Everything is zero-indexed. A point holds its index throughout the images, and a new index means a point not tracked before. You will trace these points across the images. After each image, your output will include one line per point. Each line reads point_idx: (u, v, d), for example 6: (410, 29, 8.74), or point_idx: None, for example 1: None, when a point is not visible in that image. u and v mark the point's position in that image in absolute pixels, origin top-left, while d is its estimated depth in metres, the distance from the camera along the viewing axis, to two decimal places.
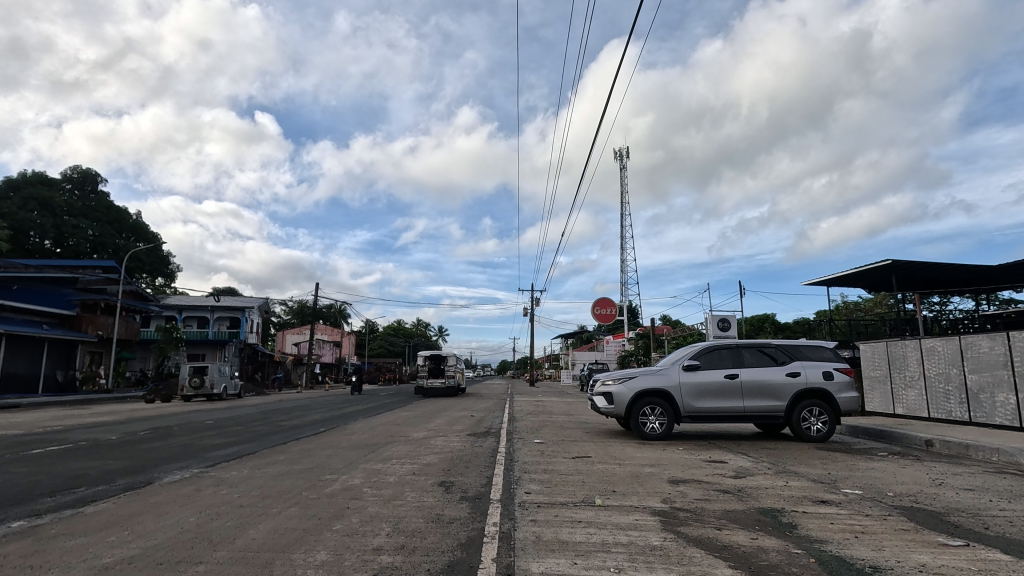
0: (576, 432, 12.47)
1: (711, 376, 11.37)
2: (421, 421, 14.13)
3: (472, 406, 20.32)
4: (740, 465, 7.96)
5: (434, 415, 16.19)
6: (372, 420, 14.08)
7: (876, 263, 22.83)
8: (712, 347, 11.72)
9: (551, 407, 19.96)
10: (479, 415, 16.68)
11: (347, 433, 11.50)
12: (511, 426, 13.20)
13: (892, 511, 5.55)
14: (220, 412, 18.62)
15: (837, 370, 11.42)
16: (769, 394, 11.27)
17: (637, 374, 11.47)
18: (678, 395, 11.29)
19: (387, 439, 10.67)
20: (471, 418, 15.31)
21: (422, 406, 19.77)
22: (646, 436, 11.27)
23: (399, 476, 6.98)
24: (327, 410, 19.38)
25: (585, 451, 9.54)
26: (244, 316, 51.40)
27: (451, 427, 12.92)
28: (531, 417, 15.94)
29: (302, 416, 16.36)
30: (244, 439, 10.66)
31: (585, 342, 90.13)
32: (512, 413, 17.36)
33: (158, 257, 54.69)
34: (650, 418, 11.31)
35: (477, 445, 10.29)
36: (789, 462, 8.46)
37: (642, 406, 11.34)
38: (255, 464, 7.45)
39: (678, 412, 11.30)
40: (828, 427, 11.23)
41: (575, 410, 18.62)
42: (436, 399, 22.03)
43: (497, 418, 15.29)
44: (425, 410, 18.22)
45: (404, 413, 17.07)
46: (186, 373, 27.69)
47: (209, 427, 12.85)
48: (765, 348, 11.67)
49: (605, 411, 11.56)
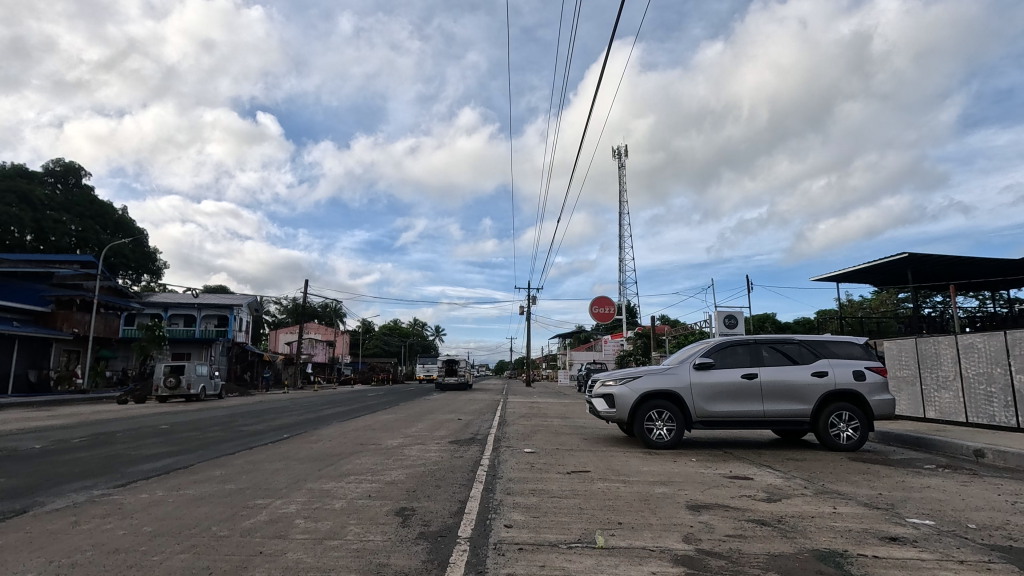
0: (573, 438, 11.05)
1: (725, 377, 10.00)
2: (401, 426, 12.68)
3: (460, 408, 18.83)
4: (770, 485, 6.58)
5: (417, 418, 14.72)
6: (345, 425, 12.61)
7: (892, 257, 21.49)
8: (726, 343, 10.37)
9: (546, 409, 18.48)
10: (467, 418, 15.23)
11: (310, 441, 10.03)
12: (500, 432, 11.78)
13: (991, 556, 4.15)
14: (185, 415, 17.07)
15: (869, 370, 10.04)
16: (791, 397, 9.90)
17: (642, 374, 10.10)
18: (688, 398, 9.90)
19: (352, 449, 9.19)
20: (457, 422, 13.89)
21: (408, 408, 18.34)
22: (653, 445, 9.84)
23: (349, 501, 5.54)
24: (304, 413, 17.89)
25: (583, 463, 8.12)
26: (232, 314, 49.81)
27: (431, 433, 11.46)
28: (524, 421, 14.51)
29: (273, 419, 14.87)
30: (187, 449, 9.18)
31: (583, 342, 88.76)
32: (504, 416, 15.92)
33: (143, 252, 53.15)
34: (656, 423, 9.89)
35: (457, 455, 8.86)
36: (827, 479, 7.07)
37: (648, 410, 9.92)
38: (173, 486, 5.99)
39: (688, 417, 9.90)
40: (860, 435, 9.83)
41: (573, 413, 17.17)
42: (424, 401, 20.60)
43: (486, 423, 13.84)
44: (410, 412, 16.79)
45: (386, 415, 15.63)
46: (162, 372, 26.16)
47: (158, 433, 11.35)
48: (786, 344, 10.32)
49: (604, 415, 10.17)
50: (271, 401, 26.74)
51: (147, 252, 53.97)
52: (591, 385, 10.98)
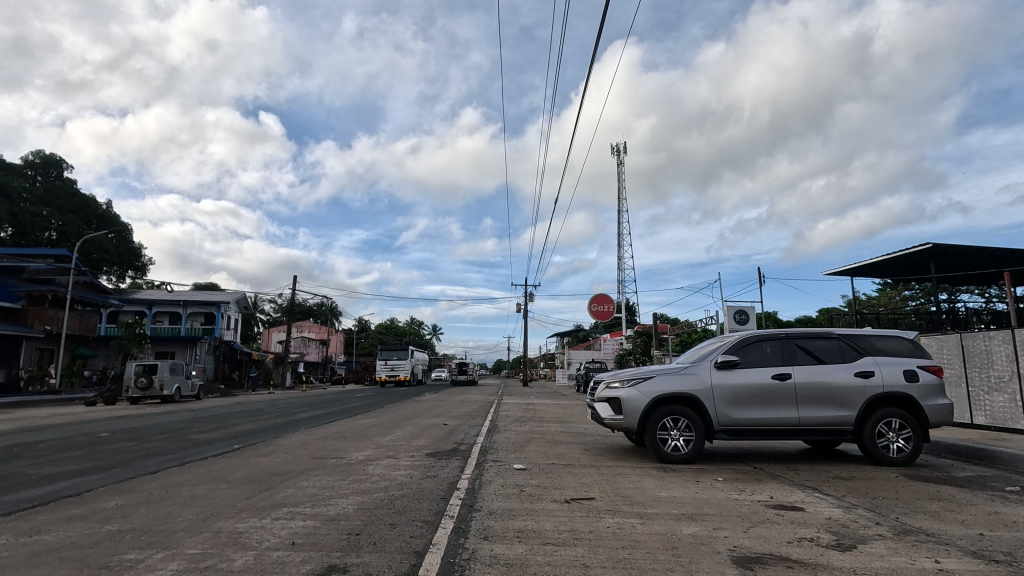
0: (572, 449, 9.51)
1: (753, 377, 8.45)
2: (375, 434, 11.04)
3: (449, 412, 17.25)
4: (832, 522, 5.01)
5: (397, 424, 13.10)
6: (309, 433, 11.01)
7: (915, 248, 19.98)
8: (753, 338, 8.82)
9: (543, 413, 16.90)
10: (454, 423, 13.63)
11: (258, 455, 8.41)
12: (487, 441, 10.23)
13: None
14: (144, 420, 15.41)
15: (923, 369, 8.50)
16: (830, 400, 8.36)
17: (653, 375, 8.56)
18: (708, 403, 8.34)
19: (305, 466, 7.57)
20: (442, 428, 12.30)
21: (392, 411, 16.75)
22: (667, 458, 8.27)
23: (259, 555, 3.94)
24: (277, 416, 16.26)
25: (586, 484, 6.54)
26: (219, 312, 48.07)
27: (408, 443, 9.86)
28: (517, 427, 12.95)
29: (235, 424, 13.23)
30: (104, 466, 7.52)
31: (582, 341, 87.37)
32: (495, 420, 14.36)
33: (128, 248, 51.66)
34: (672, 433, 8.31)
35: (432, 472, 7.28)
36: (899, 511, 5.50)
37: (662, 417, 8.34)
38: (27, 531, 4.36)
39: (709, 425, 8.33)
40: (912, 446, 8.28)
41: (572, 417, 15.56)
42: (412, 404, 19.03)
43: (474, 429, 12.28)
44: (393, 416, 15.20)
45: (364, 420, 14.07)
46: (133, 372, 24.46)
47: (88, 444, 9.68)
48: (823, 339, 8.78)
49: (608, 423, 8.61)
50: (251, 403, 25.06)
51: (131, 248, 52.39)
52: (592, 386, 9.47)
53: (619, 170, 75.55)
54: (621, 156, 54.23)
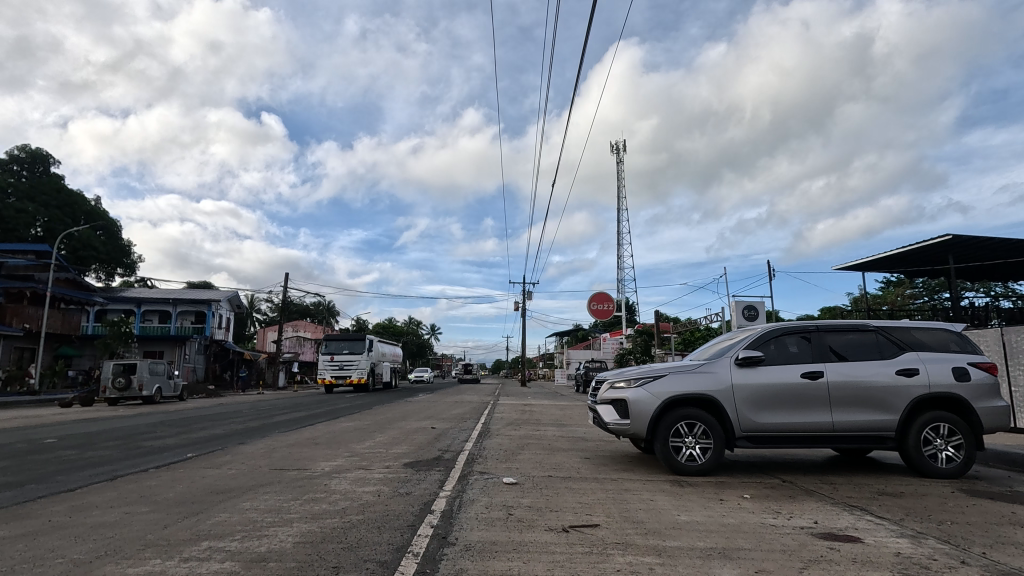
0: (572, 457, 8.40)
1: (780, 376, 7.35)
2: (352, 440, 9.92)
3: (440, 414, 16.15)
4: (904, 562, 3.88)
5: (380, 428, 11.98)
6: (280, 439, 9.92)
7: (934, 239, 18.92)
8: (778, 331, 7.72)
9: (540, 415, 15.79)
10: (442, 427, 12.51)
11: (209, 466, 7.32)
12: (477, 449, 9.09)
13: None
14: (108, 423, 14.26)
15: (974, 366, 7.39)
16: (869, 402, 7.26)
17: (664, 374, 7.47)
18: (728, 406, 7.25)
19: (258, 481, 6.44)
20: (429, 433, 11.15)
21: (379, 414, 15.60)
22: (681, 470, 7.15)
23: None
24: (254, 419, 15.11)
25: (586, 503, 5.41)
26: (210, 310, 46.93)
27: (386, 452, 8.73)
28: (511, 430, 11.83)
29: (203, 429, 12.07)
30: (20, 482, 6.37)
31: (581, 340, 86.38)
32: (488, 423, 13.26)
33: (116, 245, 50.63)
34: (687, 440, 7.19)
35: (406, 487, 6.17)
36: (981, 543, 4.37)
37: (675, 422, 7.21)
38: None
39: (730, 431, 7.23)
40: (962, 455, 7.17)
41: (572, 419, 14.45)
42: (401, 406, 17.89)
43: (464, 434, 11.15)
44: (379, 419, 14.06)
45: (345, 423, 12.96)
46: (111, 372, 23.27)
47: (24, 453, 8.53)
48: (857, 331, 7.69)
49: (612, 429, 7.47)
50: (236, 403, 23.89)
51: (120, 245, 51.31)
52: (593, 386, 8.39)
53: (618, 168, 74.61)
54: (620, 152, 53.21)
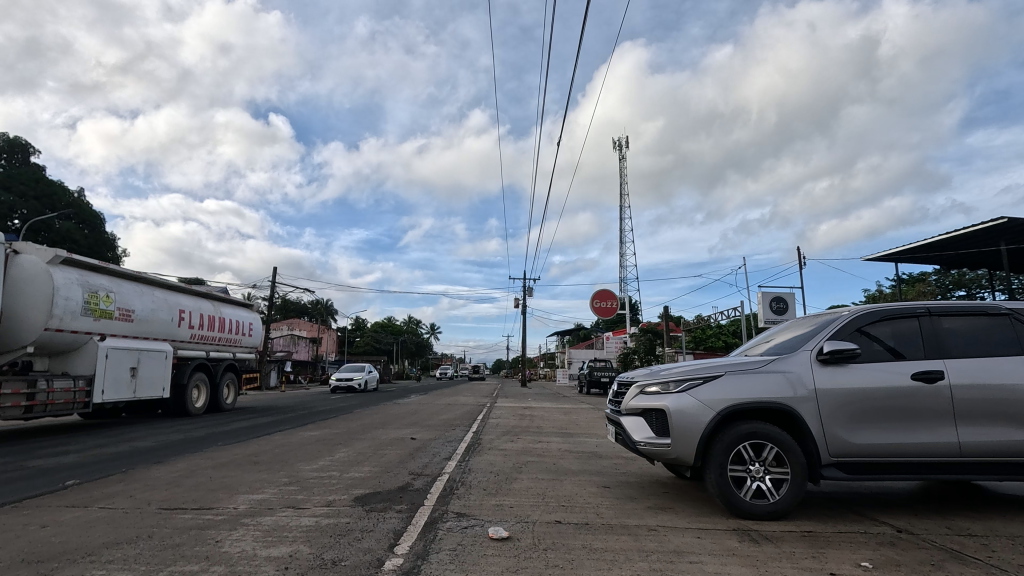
0: (588, 486, 6.24)
1: (883, 376, 5.24)
2: (303, 458, 7.75)
3: (426, 420, 13.99)
4: None
5: (348, 441, 9.83)
6: (211, 457, 7.75)
7: (986, 223, 16.79)
8: (876, 314, 5.60)
9: (542, 422, 13.62)
10: (424, 439, 10.35)
11: (76, 504, 5.09)
12: (460, 471, 6.94)
13: None
14: (35, 429, 12.10)
15: None
16: (1006, 413, 5.14)
17: (717, 374, 5.37)
18: (809, 420, 5.14)
19: (117, 536, 4.22)
20: (407, 448, 9.02)
21: (356, 420, 13.52)
22: (745, 512, 5.00)
23: None
24: (210, 424, 12.98)
25: None
26: None
27: (338, 477, 6.56)
28: (507, 443, 9.70)
29: (132, 439, 9.86)
30: None
31: (583, 339, 84.05)
32: (481, 433, 11.11)
33: (98, 238, 48.42)
34: (752, 466, 5.07)
35: (337, 554, 3.90)
36: None
37: (736, 442, 5.08)
38: None
39: (811, 455, 5.12)
40: None
41: (579, 428, 12.31)
42: (386, 410, 15.83)
43: (449, 448, 9.03)
44: (354, 427, 11.93)
45: (308, 434, 10.77)
46: None
47: None
48: (986, 314, 5.55)
49: (643, 449, 5.37)
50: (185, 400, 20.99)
51: (103, 239, 49.20)
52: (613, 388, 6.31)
53: (620, 164, 72.64)
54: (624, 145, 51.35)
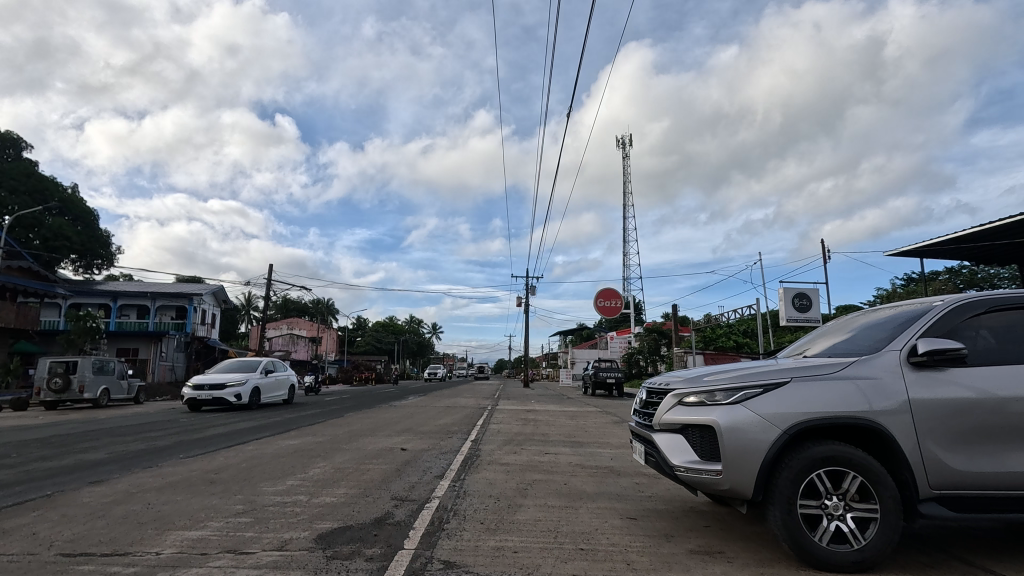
0: (609, 516, 5.08)
1: (997, 385, 4.05)
2: (270, 477, 6.60)
3: (422, 425, 12.90)
4: None
5: (329, 452, 8.71)
6: (163, 474, 6.62)
7: (1010, 217, 15.81)
8: (979, 305, 4.40)
9: (548, 428, 12.50)
10: (416, 449, 9.20)
11: None
12: (452, 496, 5.77)
13: None
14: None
15: None
16: None
17: (779, 381, 4.18)
18: (902, 440, 3.95)
19: None
20: (395, 462, 7.88)
21: (345, 426, 12.41)
22: (824, 561, 3.82)
23: None
24: (184, 430, 11.88)
25: None
26: (191, 305, 44.16)
27: (305, 503, 5.43)
28: (510, 455, 8.55)
29: (86, 449, 8.76)
30: None
31: (585, 339, 82.75)
32: (481, 442, 9.99)
33: (92, 235, 47.29)
34: (829, 501, 3.90)
35: None
36: None
37: (809, 468, 3.90)
38: None
39: (905, 485, 3.94)
40: None
41: (588, 436, 11.17)
42: (378, 415, 14.73)
43: (443, 462, 7.89)
44: (340, 435, 10.79)
45: (289, 443, 9.60)
46: (45, 371, 19.75)
47: None
48: None
49: (683, 476, 4.21)
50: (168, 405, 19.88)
51: (97, 236, 48.10)
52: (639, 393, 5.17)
53: (624, 162, 71.41)
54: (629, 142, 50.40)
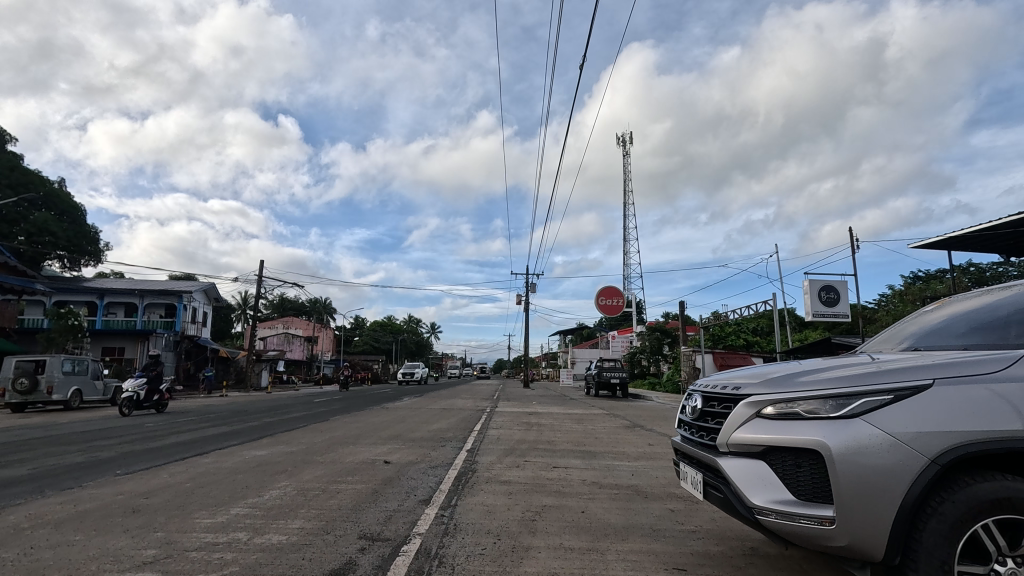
0: (649, 566, 3.75)
1: None
2: (211, 503, 5.28)
3: (413, 431, 11.57)
4: None
5: (299, 466, 7.38)
6: (78, 499, 5.30)
7: None
8: None
9: (553, 435, 11.19)
10: (402, 461, 7.86)
11: None
12: (437, 534, 4.42)
13: None
14: None
15: None
16: None
17: (916, 383, 2.82)
18: None
19: None
20: (374, 481, 6.52)
21: (327, 433, 11.05)
22: None
23: None
24: (142, 437, 10.48)
25: None
26: (180, 303, 42.77)
27: (244, 545, 4.10)
28: (512, 470, 7.22)
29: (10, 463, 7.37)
30: None
31: (585, 338, 81.34)
32: (477, 453, 8.66)
33: (78, 230, 45.80)
34: (1001, 567, 2.56)
35: None
36: None
37: (971, 517, 2.56)
38: None
39: None
40: None
41: (599, 444, 9.84)
42: (366, 420, 13.39)
43: (431, 481, 6.55)
44: (320, 445, 9.46)
45: (254, 455, 8.26)
46: (10, 370, 18.36)
47: None
48: None
49: (767, 523, 2.90)
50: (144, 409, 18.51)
51: (84, 232, 46.66)
52: (689, 398, 3.86)
53: (624, 159, 70.39)
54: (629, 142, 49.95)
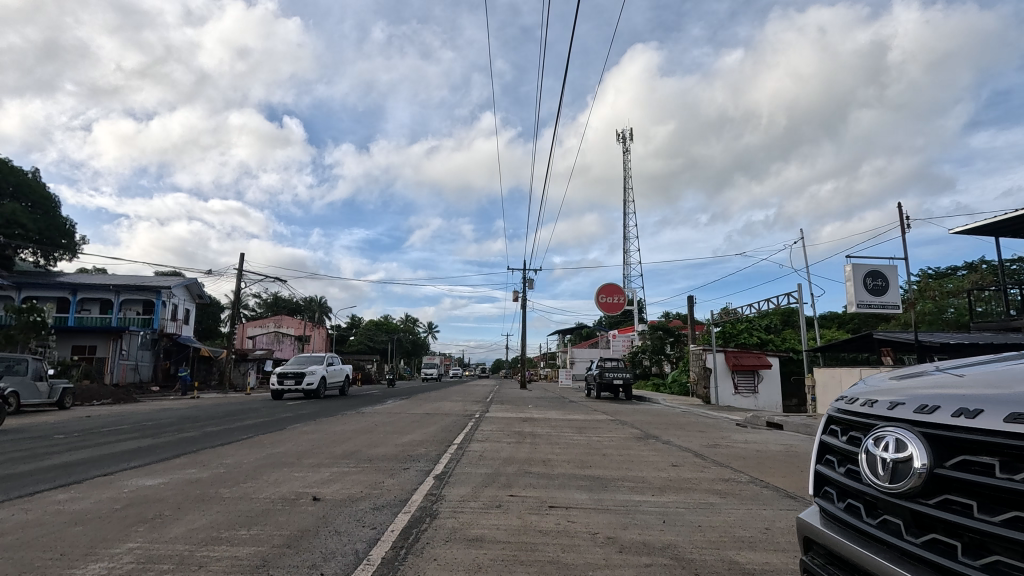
0: None
1: None
2: None
3: (376, 445, 9.35)
4: None
5: (189, 506, 5.19)
6: None
7: None
8: None
9: (550, 450, 8.96)
10: (340, 497, 5.63)
11: None
12: None
13: None
14: None
15: None
16: None
17: None
18: None
19: None
20: (269, 541, 4.19)
21: (268, 448, 8.82)
22: None
23: None
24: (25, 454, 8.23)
25: None
26: (159, 300, 40.43)
27: None
28: (487, 517, 4.93)
29: None
30: None
31: (584, 338, 79.06)
32: (444, 482, 6.40)
33: (52, 222, 43.41)
34: None
35: None
36: None
37: None
38: None
39: None
40: None
41: (609, 466, 7.58)
42: (326, 430, 11.17)
43: (360, 540, 4.27)
44: (246, 468, 7.23)
45: (141, 485, 6.03)
46: None
47: None
48: None
49: None
50: (89, 415, 16.31)
51: (58, 224, 44.27)
52: (868, 437, 1.84)
53: (625, 155, 68.52)
54: (628, 142, 47.98)
